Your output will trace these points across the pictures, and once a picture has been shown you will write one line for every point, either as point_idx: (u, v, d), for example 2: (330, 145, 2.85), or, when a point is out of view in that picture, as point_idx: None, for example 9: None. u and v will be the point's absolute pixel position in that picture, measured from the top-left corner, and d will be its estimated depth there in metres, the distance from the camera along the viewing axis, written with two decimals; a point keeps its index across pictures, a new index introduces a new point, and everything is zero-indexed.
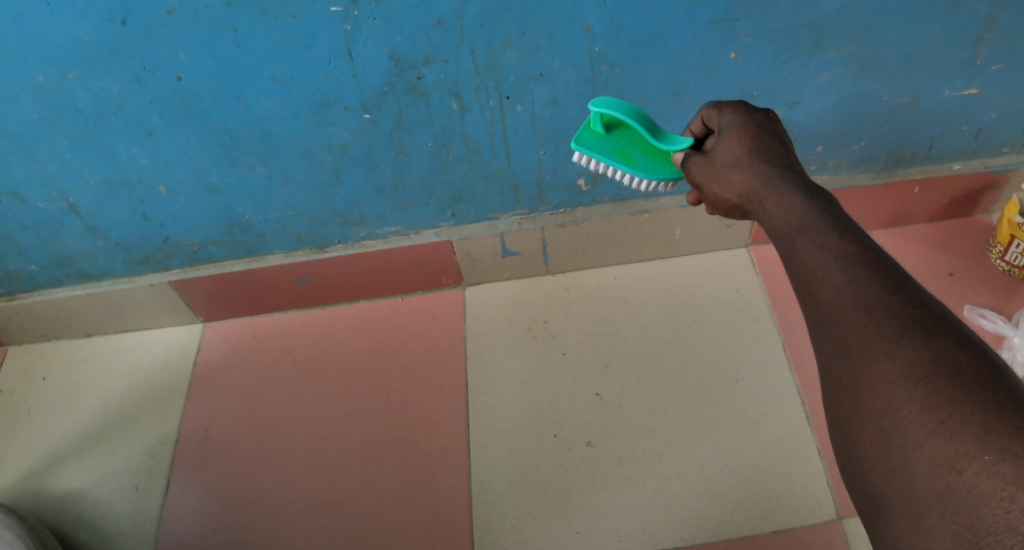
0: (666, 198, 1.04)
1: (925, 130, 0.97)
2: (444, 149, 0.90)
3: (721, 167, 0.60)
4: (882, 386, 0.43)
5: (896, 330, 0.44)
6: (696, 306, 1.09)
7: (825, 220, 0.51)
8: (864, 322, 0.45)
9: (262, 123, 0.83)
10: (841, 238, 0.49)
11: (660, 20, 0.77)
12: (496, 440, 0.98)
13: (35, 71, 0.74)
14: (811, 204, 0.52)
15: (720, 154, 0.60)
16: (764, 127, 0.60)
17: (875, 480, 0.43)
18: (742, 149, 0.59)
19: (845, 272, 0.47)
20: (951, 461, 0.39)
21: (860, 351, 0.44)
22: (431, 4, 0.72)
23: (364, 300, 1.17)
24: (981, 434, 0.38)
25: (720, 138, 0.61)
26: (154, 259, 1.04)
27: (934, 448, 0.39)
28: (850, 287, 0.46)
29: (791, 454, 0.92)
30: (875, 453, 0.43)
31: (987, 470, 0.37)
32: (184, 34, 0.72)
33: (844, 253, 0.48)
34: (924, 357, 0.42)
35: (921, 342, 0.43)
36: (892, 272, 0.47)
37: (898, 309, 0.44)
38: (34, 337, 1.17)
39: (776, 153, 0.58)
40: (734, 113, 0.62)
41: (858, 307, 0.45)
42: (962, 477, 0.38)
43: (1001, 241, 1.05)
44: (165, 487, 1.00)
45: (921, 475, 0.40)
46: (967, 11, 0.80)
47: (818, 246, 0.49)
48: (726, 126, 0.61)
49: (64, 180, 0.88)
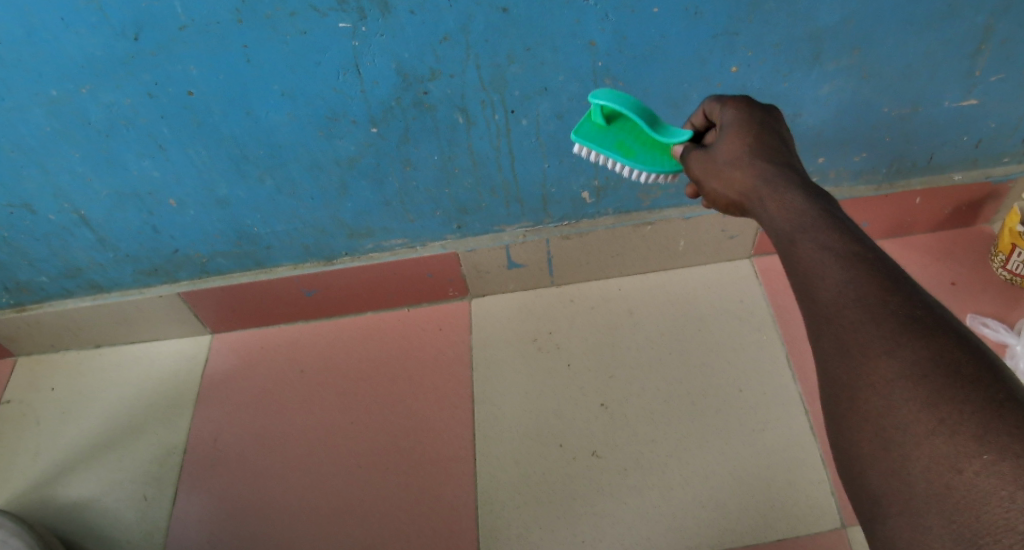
0: (668, 209, 1.05)
1: (925, 140, 0.98)
2: (450, 162, 0.91)
3: (721, 165, 0.61)
4: (881, 384, 0.44)
5: (895, 329, 0.44)
6: (699, 316, 1.10)
7: (825, 220, 0.52)
8: (864, 320, 0.46)
9: (270, 136, 0.84)
10: (840, 239, 0.50)
11: (661, 35, 0.78)
12: (502, 450, 0.99)
13: (49, 85, 0.76)
14: (811, 203, 0.53)
15: (721, 151, 0.61)
16: (766, 125, 0.61)
17: (873, 478, 0.43)
18: (744, 146, 0.59)
19: (845, 271, 0.48)
20: (951, 461, 0.39)
21: (859, 349, 0.45)
22: (437, 19, 0.73)
23: (371, 311, 1.18)
24: (981, 433, 0.39)
25: (722, 136, 0.62)
26: (163, 271, 1.06)
27: (934, 447, 0.40)
28: (850, 286, 0.47)
29: (795, 463, 0.92)
30: (874, 452, 0.43)
31: (986, 469, 0.38)
32: (196, 50, 0.74)
33: (844, 252, 0.49)
34: (923, 356, 0.43)
35: (920, 341, 0.43)
36: (891, 271, 0.48)
37: (897, 308, 0.45)
38: (43, 347, 1.18)
39: (777, 151, 0.59)
40: (737, 109, 0.63)
41: (858, 305, 0.46)
42: (961, 476, 0.39)
43: (1002, 250, 1.06)
44: (173, 496, 1.00)
45: (920, 474, 0.41)
46: (965, 23, 0.81)
47: (819, 245, 0.50)
48: (730, 122, 0.62)
49: (75, 193, 0.90)
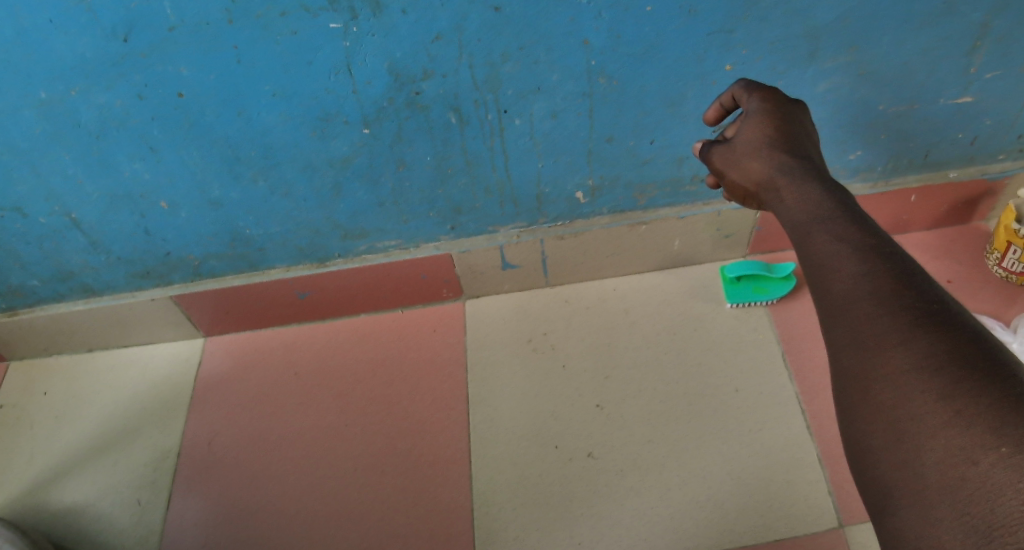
0: (664, 209, 1.05)
1: (922, 137, 0.98)
2: (444, 162, 0.91)
3: (740, 154, 0.60)
4: (895, 376, 0.43)
5: (911, 322, 0.44)
6: (696, 316, 1.10)
7: (842, 214, 0.52)
8: (879, 313, 0.45)
9: (262, 137, 0.84)
10: (857, 232, 0.50)
11: (656, 32, 0.77)
12: (498, 451, 0.98)
13: (39, 87, 0.75)
14: (829, 197, 0.53)
15: (740, 141, 0.61)
16: (789, 116, 0.60)
17: (884, 469, 0.43)
18: (764, 137, 0.59)
19: (861, 264, 0.48)
20: (966, 452, 0.39)
21: (874, 341, 0.45)
22: (430, 18, 0.73)
23: (365, 313, 1.18)
24: (996, 426, 0.38)
25: (743, 125, 0.61)
26: (156, 273, 1.05)
27: (949, 439, 0.40)
28: (866, 279, 0.47)
29: (793, 462, 0.92)
30: (885, 443, 0.43)
31: (1002, 462, 0.37)
32: (187, 50, 0.73)
33: (860, 246, 0.49)
34: (939, 349, 0.42)
35: (936, 335, 0.43)
36: (906, 266, 0.47)
37: (913, 300, 0.45)
38: (37, 351, 1.17)
39: (797, 144, 0.58)
40: (763, 99, 0.62)
41: (873, 298, 0.46)
42: (977, 467, 0.38)
43: (998, 248, 1.06)
44: (166, 500, 1.00)
45: (933, 466, 0.40)
46: (961, 19, 0.81)
47: (836, 238, 0.50)
48: (750, 112, 0.61)
49: (67, 195, 0.89)
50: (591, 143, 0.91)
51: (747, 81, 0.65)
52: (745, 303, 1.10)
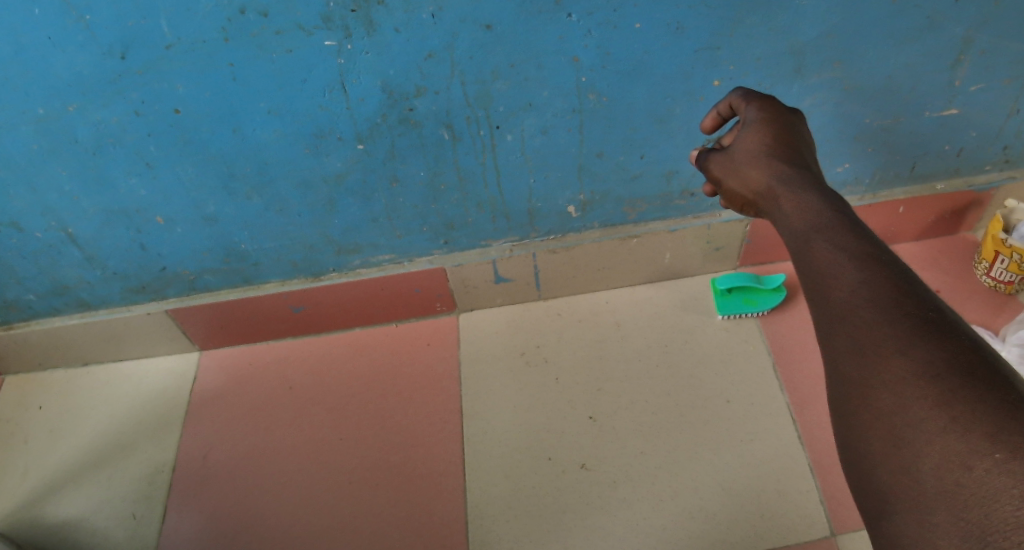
0: (654, 222, 1.06)
1: (907, 150, 1.00)
2: (437, 178, 0.92)
3: (739, 163, 0.62)
4: (894, 382, 0.44)
5: (909, 329, 0.45)
6: (687, 328, 1.11)
7: (840, 222, 0.52)
8: (877, 319, 0.46)
9: (258, 154, 0.85)
10: (856, 240, 0.51)
11: (644, 49, 0.79)
12: (491, 464, 0.99)
13: (36, 103, 0.76)
14: (827, 205, 0.54)
15: (739, 150, 0.62)
16: (788, 126, 0.62)
17: (882, 476, 0.43)
18: (762, 146, 0.61)
19: (859, 272, 0.49)
20: (962, 457, 0.39)
21: (872, 348, 0.45)
22: (422, 37, 0.74)
23: (359, 327, 1.18)
24: (993, 432, 0.39)
25: (742, 134, 0.63)
26: (151, 288, 1.05)
27: (946, 445, 0.40)
28: (864, 287, 0.48)
29: (784, 474, 0.92)
30: (885, 449, 0.43)
31: (996, 467, 0.37)
32: (182, 68, 0.74)
33: (859, 254, 0.50)
34: (937, 356, 0.43)
35: (934, 343, 0.44)
36: (905, 275, 0.48)
37: (911, 309, 0.46)
38: (32, 365, 1.18)
39: (796, 153, 0.60)
40: (761, 108, 0.63)
41: (871, 305, 0.47)
42: (972, 473, 0.38)
43: (986, 258, 1.07)
44: (161, 514, 1.00)
45: (930, 472, 0.40)
46: (945, 35, 0.82)
47: (835, 246, 0.51)
48: (749, 122, 0.63)
49: (63, 210, 0.89)
50: (582, 158, 0.92)
51: (744, 90, 0.67)
52: (735, 315, 1.11)
